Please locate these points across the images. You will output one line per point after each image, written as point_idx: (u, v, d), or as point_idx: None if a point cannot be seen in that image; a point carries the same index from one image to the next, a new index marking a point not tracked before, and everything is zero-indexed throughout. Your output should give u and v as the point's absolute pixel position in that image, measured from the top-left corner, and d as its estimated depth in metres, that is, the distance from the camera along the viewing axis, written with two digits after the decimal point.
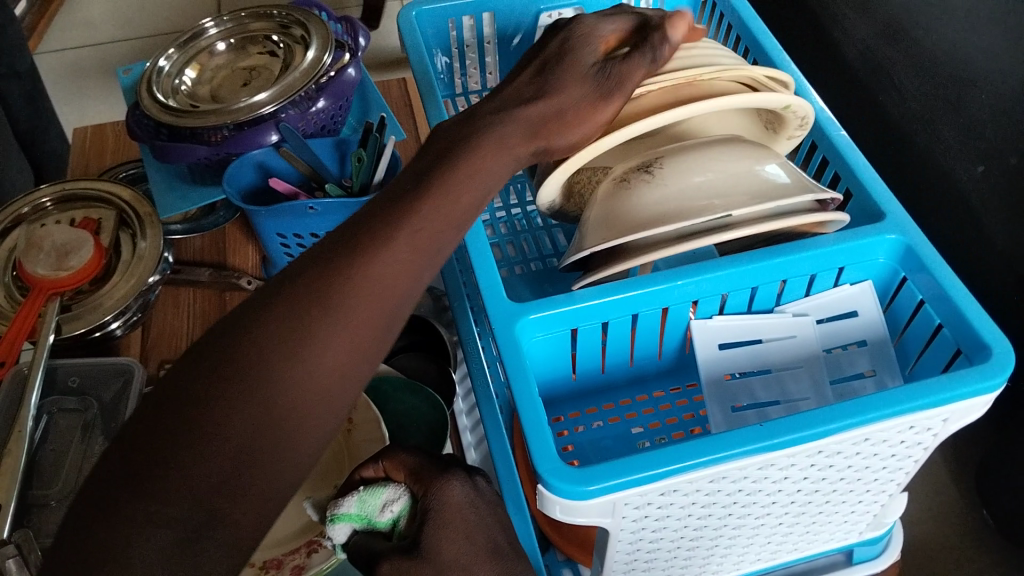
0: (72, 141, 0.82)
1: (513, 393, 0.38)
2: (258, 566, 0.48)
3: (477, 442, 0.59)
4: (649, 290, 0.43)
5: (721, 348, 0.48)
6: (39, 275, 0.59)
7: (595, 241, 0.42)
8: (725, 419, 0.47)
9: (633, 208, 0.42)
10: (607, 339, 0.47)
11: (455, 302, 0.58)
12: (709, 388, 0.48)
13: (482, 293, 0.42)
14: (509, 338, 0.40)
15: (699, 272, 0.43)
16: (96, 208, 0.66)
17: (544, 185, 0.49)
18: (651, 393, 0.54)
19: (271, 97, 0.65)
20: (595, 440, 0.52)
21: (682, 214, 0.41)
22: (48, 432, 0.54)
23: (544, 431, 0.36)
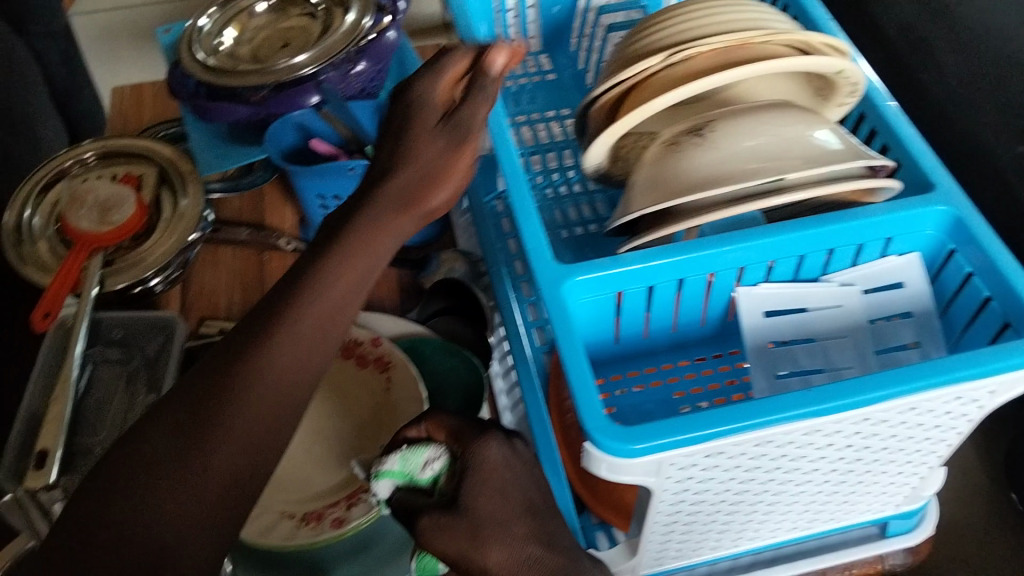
0: (111, 100, 0.82)
1: (561, 352, 0.38)
2: (299, 517, 0.49)
3: (512, 405, 0.59)
4: (699, 254, 0.43)
5: (766, 315, 0.48)
6: (83, 229, 0.60)
7: (643, 204, 0.43)
8: (769, 386, 0.48)
9: (682, 173, 0.43)
10: (650, 304, 0.47)
11: (494, 266, 0.59)
12: (753, 354, 0.49)
13: (529, 254, 0.42)
14: (557, 298, 0.41)
15: (748, 238, 0.43)
16: (137, 164, 0.66)
17: (590, 150, 0.49)
18: (693, 359, 0.54)
19: (311, 59, 0.64)
20: (634, 405, 0.52)
21: (732, 177, 0.41)
22: (93, 382, 0.55)
23: (590, 390, 0.37)
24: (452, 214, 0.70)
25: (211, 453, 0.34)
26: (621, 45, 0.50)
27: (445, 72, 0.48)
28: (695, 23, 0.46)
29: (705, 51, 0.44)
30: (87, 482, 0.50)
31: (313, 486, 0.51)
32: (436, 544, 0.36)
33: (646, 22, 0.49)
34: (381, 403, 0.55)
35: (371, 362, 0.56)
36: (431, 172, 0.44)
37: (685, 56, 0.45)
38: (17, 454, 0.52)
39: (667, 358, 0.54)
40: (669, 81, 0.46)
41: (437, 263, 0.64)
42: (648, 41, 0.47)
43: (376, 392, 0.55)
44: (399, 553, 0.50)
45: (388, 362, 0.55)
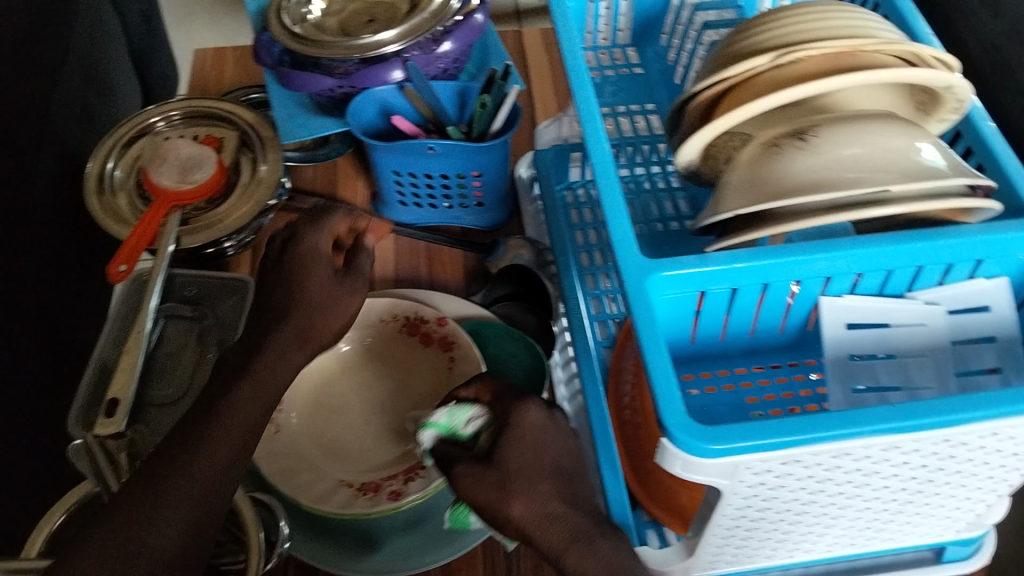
0: (192, 63, 0.84)
1: (643, 346, 0.38)
2: (358, 487, 0.50)
3: (571, 395, 0.58)
4: (788, 259, 0.42)
5: (848, 326, 0.47)
6: (164, 186, 0.61)
7: (735, 205, 0.43)
8: (845, 398, 0.48)
9: (779, 174, 0.43)
10: (731, 307, 0.47)
11: (564, 257, 0.59)
12: (830, 364, 0.48)
13: (616, 247, 0.42)
14: (641, 292, 0.40)
15: (839, 247, 0.42)
16: (220, 127, 0.68)
17: (684, 144, 0.49)
18: (765, 365, 0.54)
19: (397, 36, 0.65)
20: (702, 407, 0.52)
21: (829, 184, 0.41)
22: (164, 336, 0.56)
23: (672, 383, 0.37)
24: (523, 203, 0.70)
25: (218, 435, 0.41)
26: (729, 38, 0.50)
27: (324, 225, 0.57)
28: (811, 24, 0.46)
29: (813, 54, 0.44)
30: (161, 435, 0.51)
31: (373, 458, 0.53)
32: (467, 488, 0.40)
33: (760, 16, 0.49)
34: (444, 381, 0.56)
35: (435, 340, 0.57)
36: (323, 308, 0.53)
37: (795, 58, 0.44)
38: (86, 403, 0.53)
39: (740, 363, 0.54)
40: (774, 81, 0.46)
41: (505, 248, 0.65)
42: (759, 36, 0.47)
43: (439, 369, 0.56)
44: (452, 534, 0.50)
45: (452, 340, 0.56)
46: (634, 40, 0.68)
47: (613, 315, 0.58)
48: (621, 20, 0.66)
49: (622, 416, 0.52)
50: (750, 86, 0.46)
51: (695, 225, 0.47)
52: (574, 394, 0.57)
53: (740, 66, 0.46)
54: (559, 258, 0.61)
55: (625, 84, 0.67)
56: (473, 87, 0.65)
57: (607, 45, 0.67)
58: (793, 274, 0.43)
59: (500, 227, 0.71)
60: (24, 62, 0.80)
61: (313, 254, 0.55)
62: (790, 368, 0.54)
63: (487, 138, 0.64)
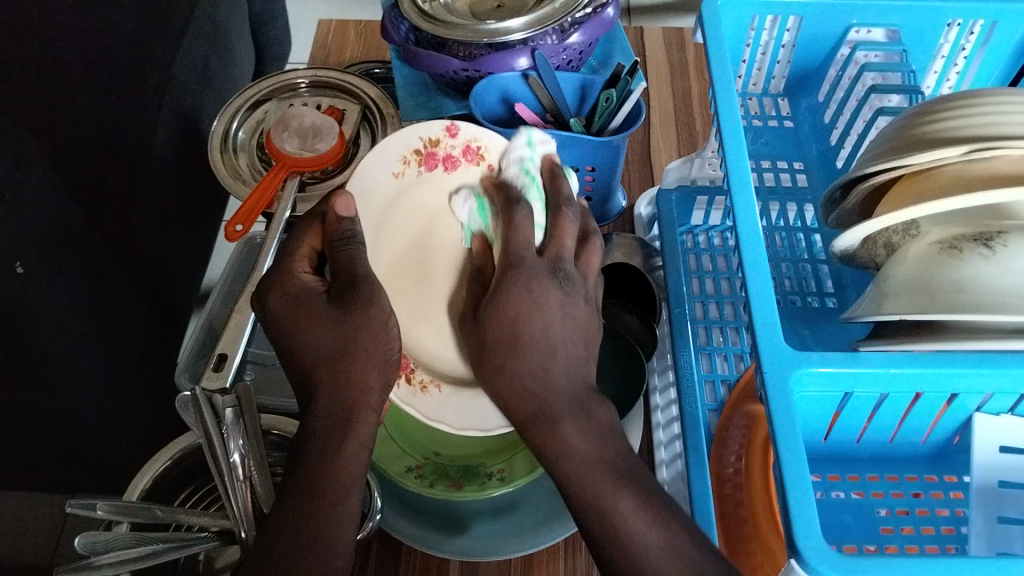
0: (317, 31, 0.85)
1: (777, 443, 0.35)
2: (461, 468, 0.52)
3: (670, 461, 0.56)
4: (952, 371, 0.37)
5: (1002, 450, 0.40)
6: (286, 152, 0.62)
7: (897, 308, 0.39)
8: (987, 530, 0.40)
9: (950, 286, 0.38)
10: (872, 416, 0.42)
11: (678, 325, 0.57)
12: (976, 489, 0.40)
13: (757, 330, 0.38)
14: (781, 390, 0.37)
15: (1006, 365, 0.37)
16: (343, 99, 0.69)
17: (847, 230, 0.43)
18: (901, 476, 0.46)
19: (524, 24, 0.64)
20: (830, 516, 0.45)
21: (1006, 305, 0.36)
22: None
23: (808, 505, 0.33)
24: (636, 207, 0.70)
25: (326, 430, 0.39)
26: (910, 115, 0.42)
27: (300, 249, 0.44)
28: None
29: (1014, 155, 0.37)
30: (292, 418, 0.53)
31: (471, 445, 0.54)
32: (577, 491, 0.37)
33: (952, 98, 0.41)
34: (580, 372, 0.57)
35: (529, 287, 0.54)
36: (312, 302, 0.41)
37: (990, 156, 0.38)
38: (197, 352, 0.58)
39: (868, 469, 0.46)
40: (961, 178, 0.39)
41: (613, 247, 0.65)
42: (951, 123, 0.40)
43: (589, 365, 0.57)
44: (542, 526, 0.50)
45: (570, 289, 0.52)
46: (788, 89, 0.60)
47: (724, 375, 0.57)
48: (775, 74, 0.59)
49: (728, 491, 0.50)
50: (932, 178, 0.40)
51: (848, 314, 0.43)
52: (674, 459, 0.55)
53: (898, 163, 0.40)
54: (672, 307, 0.58)
55: (772, 139, 0.61)
56: (596, 82, 0.65)
57: (758, 91, 0.61)
58: (951, 389, 0.38)
59: (608, 222, 0.70)
60: (158, 17, 0.82)
61: (289, 267, 0.43)
62: (930, 481, 0.46)
63: (604, 135, 0.63)
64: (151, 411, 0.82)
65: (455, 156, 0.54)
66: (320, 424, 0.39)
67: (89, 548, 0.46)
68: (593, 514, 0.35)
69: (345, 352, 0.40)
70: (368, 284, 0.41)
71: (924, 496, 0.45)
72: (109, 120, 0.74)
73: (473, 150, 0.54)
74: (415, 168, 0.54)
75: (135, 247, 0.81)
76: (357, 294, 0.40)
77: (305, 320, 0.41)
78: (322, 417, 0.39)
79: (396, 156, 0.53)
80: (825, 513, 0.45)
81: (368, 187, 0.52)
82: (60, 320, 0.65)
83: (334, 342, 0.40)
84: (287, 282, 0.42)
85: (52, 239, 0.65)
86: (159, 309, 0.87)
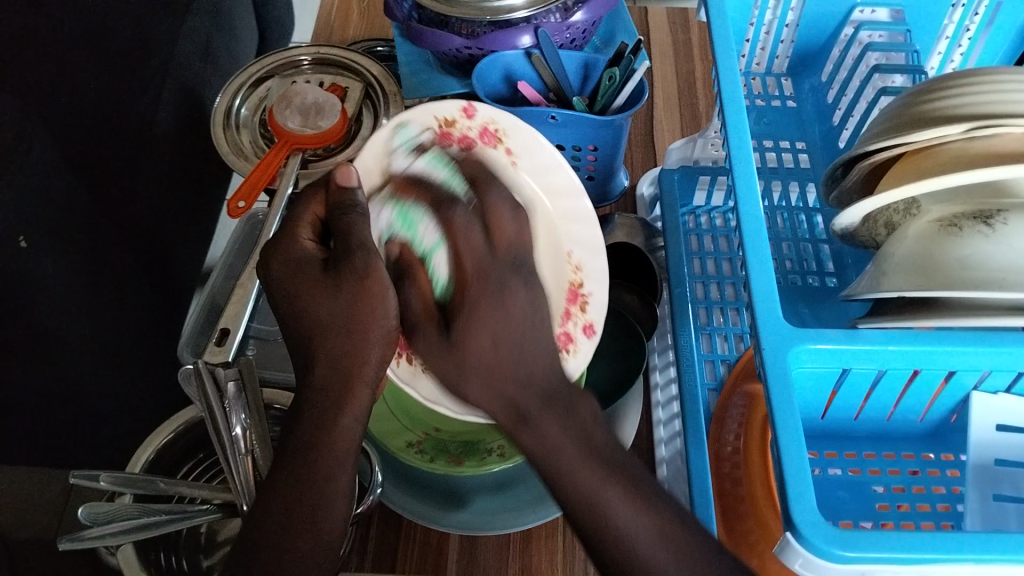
0: (319, 9, 0.85)
1: (775, 418, 0.35)
2: (461, 443, 0.52)
3: (669, 439, 0.56)
4: (951, 348, 0.37)
5: (999, 428, 0.40)
6: (288, 128, 0.62)
7: (896, 286, 0.40)
8: (982, 507, 0.40)
9: (950, 263, 0.38)
10: (870, 394, 0.42)
11: (679, 304, 0.57)
12: (972, 467, 0.40)
13: (757, 306, 0.39)
14: (780, 367, 0.37)
15: (1002, 343, 0.37)
16: (346, 77, 0.69)
17: (847, 208, 0.44)
18: (898, 454, 0.46)
19: (527, 3, 0.63)
20: (827, 492, 0.45)
21: (1004, 282, 0.36)
22: None
23: (805, 478, 0.33)
24: (637, 187, 0.70)
25: (325, 403, 0.39)
26: (911, 94, 0.42)
27: (299, 219, 0.43)
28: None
29: (1015, 133, 0.38)
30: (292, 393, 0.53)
31: None
32: None
33: (954, 76, 0.41)
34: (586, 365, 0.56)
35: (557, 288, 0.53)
36: (311, 268, 0.41)
37: (990, 133, 0.38)
38: (199, 327, 0.58)
39: (865, 447, 0.46)
40: (962, 156, 0.39)
41: (615, 226, 0.65)
42: (952, 100, 0.40)
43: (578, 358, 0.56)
44: (542, 501, 0.51)
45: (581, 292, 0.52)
46: (792, 69, 0.61)
47: (724, 355, 0.58)
48: (779, 54, 0.59)
49: (727, 470, 0.51)
50: (933, 156, 0.40)
51: (847, 292, 0.43)
52: (673, 437, 0.56)
53: (896, 140, 0.41)
54: (673, 286, 0.58)
55: (774, 119, 0.61)
56: (599, 61, 0.65)
57: (761, 71, 0.61)
58: (948, 366, 0.38)
59: (609, 203, 0.70)
60: None
61: (289, 232, 0.43)
62: (926, 459, 0.46)
63: (606, 114, 0.62)
64: (154, 388, 0.83)
65: (470, 138, 0.52)
66: (320, 392, 0.39)
67: (93, 518, 0.46)
68: (588, 487, 0.35)
69: (346, 322, 0.39)
70: (363, 250, 0.40)
71: (921, 474, 0.45)
72: (112, 98, 0.74)
73: (491, 133, 0.52)
74: (429, 146, 0.51)
75: (138, 225, 0.81)
76: (356, 262, 0.39)
77: (307, 291, 0.40)
78: (319, 386, 0.39)
79: (404, 130, 0.51)
80: (822, 490, 0.45)
81: (376, 161, 0.51)
82: (63, 295, 0.65)
83: (333, 312, 0.39)
84: (289, 246, 0.42)
85: (55, 214, 0.65)
86: (161, 286, 0.87)
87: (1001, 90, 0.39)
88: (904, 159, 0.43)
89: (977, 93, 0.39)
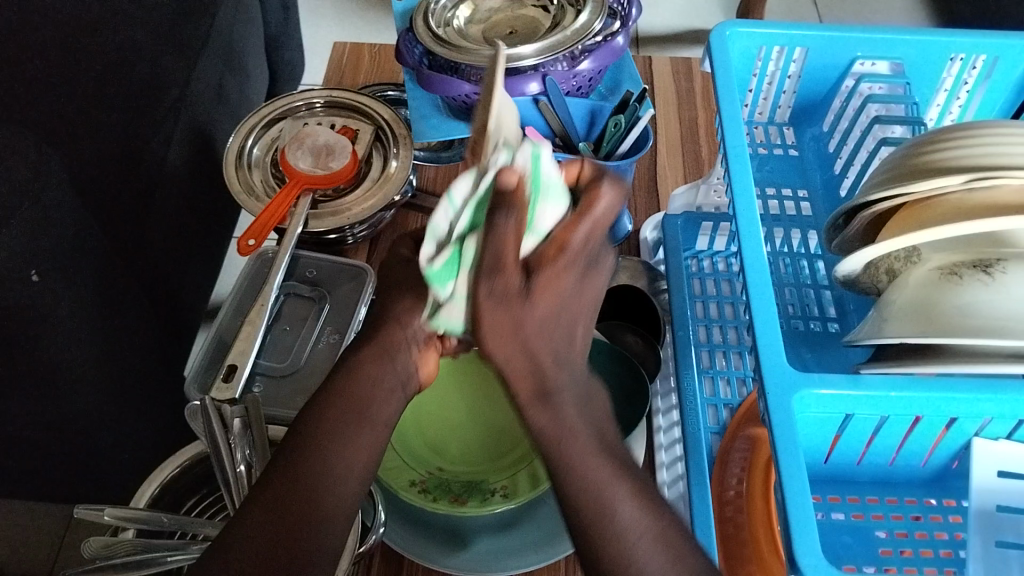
0: (332, 54, 0.87)
1: (778, 462, 0.35)
2: (462, 482, 0.53)
3: (672, 482, 0.56)
4: (953, 394, 0.38)
5: (1000, 474, 0.41)
6: (299, 169, 0.64)
7: (898, 332, 0.40)
8: (985, 554, 0.40)
9: (952, 311, 0.39)
10: (873, 438, 0.43)
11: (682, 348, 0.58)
12: (974, 513, 0.41)
13: (760, 350, 0.39)
14: (783, 410, 0.37)
15: (1004, 390, 0.37)
16: (357, 119, 0.71)
17: (849, 255, 0.44)
18: (900, 500, 0.46)
19: (535, 52, 0.65)
20: (832, 538, 0.45)
21: (1006, 331, 0.37)
22: (282, 311, 0.61)
23: (810, 521, 0.33)
24: (640, 233, 0.72)
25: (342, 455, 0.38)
26: (912, 145, 0.43)
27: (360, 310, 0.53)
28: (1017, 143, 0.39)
29: (1015, 184, 0.39)
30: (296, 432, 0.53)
31: (471, 459, 0.55)
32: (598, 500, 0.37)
33: (955, 129, 0.42)
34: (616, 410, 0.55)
35: None
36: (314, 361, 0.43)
37: (988, 185, 0.39)
38: (206, 363, 0.58)
39: (868, 491, 0.47)
40: (962, 207, 0.40)
41: (619, 269, 0.66)
42: (950, 153, 0.41)
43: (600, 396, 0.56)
44: (543, 543, 0.51)
45: None
46: (793, 119, 0.62)
47: (726, 399, 0.58)
48: (782, 104, 0.60)
49: (731, 515, 0.51)
50: (932, 206, 0.41)
51: (851, 338, 0.44)
52: (676, 481, 0.56)
53: (883, 195, 0.42)
54: (675, 329, 0.59)
55: (777, 167, 0.62)
56: (605, 108, 0.66)
57: (764, 120, 0.62)
58: (950, 412, 0.38)
59: (614, 245, 0.71)
60: (175, 36, 0.84)
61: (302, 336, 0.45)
62: (929, 505, 0.46)
63: (612, 160, 0.63)
64: (159, 421, 0.83)
65: None
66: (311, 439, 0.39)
67: (95, 553, 0.47)
68: None
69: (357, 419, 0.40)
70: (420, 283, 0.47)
71: (923, 519, 0.45)
72: (127, 137, 0.76)
73: None
74: None
75: (148, 264, 0.82)
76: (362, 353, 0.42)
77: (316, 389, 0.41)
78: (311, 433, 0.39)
79: None
80: (826, 535, 0.45)
81: None
82: (73, 329, 0.66)
83: (349, 423, 0.39)
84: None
85: (68, 251, 0.66)
86: (168, 321, 0.88)
87: (989, 145, 0.40)
88: (897, 213, 0.44)
89: (968, 147, 0.40)
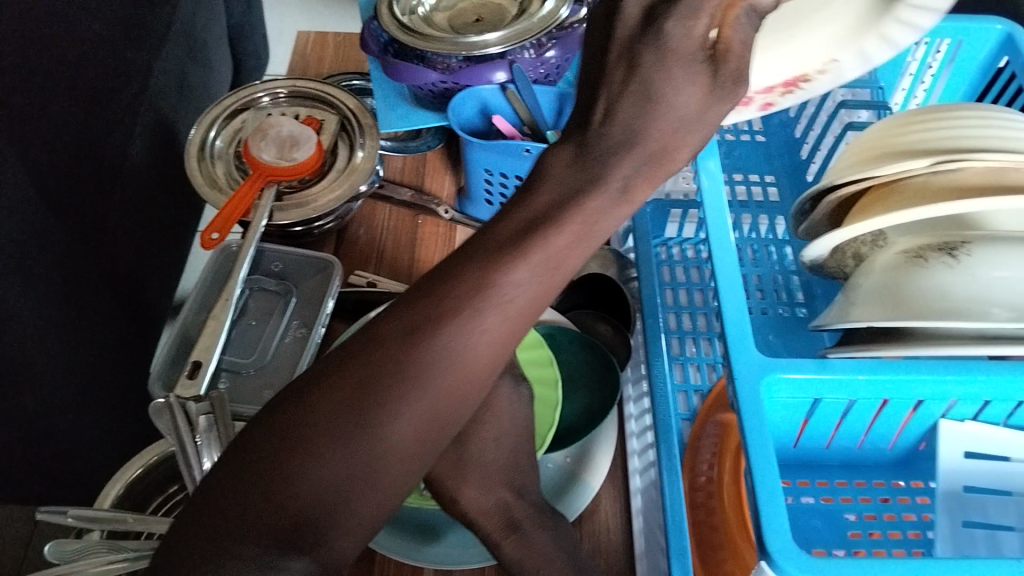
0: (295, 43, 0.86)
1: (750, 449, 0.35)
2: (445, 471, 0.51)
3: (644, 469, 0.55)
4: (918, 378, 0.38)
5: (967, 456, 0.41)
6: (263, 160, 0.63)
7: (864, 315, 0.40)
8: (953, 532, 0.40)
9: (919, 294, 0.39)
10: (842, 420, 0.43)
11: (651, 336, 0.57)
12: (941, 494, 0.41)
13: (728, 335, 0.39)
14: (753, 392, 0.37)
15: (974, 372, 0.38)
16: (322, 109, 0.70)
17: (816, 240, 0.44)
18: (869, 483, 0.47)
19: (500, 39, 0.65)
20: (803, 518, 0.45)
21: (974, 315, 0.37)
22: (249, 305, 0.60)
23: (780, 507, 0.33)
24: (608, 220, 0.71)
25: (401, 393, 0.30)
26: (878, 130, 0.44)
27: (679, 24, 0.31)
28: (989, 134, 0.40)
29: (981, 166, 0.39)
30: None
31: None
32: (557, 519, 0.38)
33: (919, 114, 0.43)
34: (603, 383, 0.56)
35: None
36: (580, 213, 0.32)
37: (954, 168, 0.39)
38: (171, 360, 0.57)
39: (838, 475, 0.47)
40: (926, 190, 0.40)
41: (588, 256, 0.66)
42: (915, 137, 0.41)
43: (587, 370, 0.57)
44: None
45: None
46: None
47: (697, 385, 0.58)
48: None
49: (703, 504, 0.51)
50: (899, 190, 0.41)
51: (818, 322, 0.44)
52: (648, 468, 0.55)
53: (846, 179, 0.43)
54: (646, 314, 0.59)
55: (745, 152, 0.61)
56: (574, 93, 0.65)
57: None
58: (917, 394, 0.39)
59: None
60: (137, 30, 0.82)
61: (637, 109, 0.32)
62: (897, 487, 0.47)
63: None
64: (122, 423, 0.82)
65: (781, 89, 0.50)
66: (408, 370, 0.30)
67: (58, 556, 0.45)
68: None
69: (391, 438, 0.30)
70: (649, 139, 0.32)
71: (891, 501, 0.46)
72: (88, 130, 0.75)
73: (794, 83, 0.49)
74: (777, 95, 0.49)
75: (111, 260, 0.81)
76: (484, 276, 0.31)
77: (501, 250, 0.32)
78: (432, 337, 0.31)
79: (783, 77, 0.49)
80: (796, 519, 0.45)
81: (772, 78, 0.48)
82: (35, 327, 0.65)
83: (355, 461, 0.29)
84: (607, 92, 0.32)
85: (30, 247, 0.65)
86: (132, 319, 0.87)
87: (955, 136, 0.40)
88: (863, 200, 0.44)
89: (935, 136, 0.41)
